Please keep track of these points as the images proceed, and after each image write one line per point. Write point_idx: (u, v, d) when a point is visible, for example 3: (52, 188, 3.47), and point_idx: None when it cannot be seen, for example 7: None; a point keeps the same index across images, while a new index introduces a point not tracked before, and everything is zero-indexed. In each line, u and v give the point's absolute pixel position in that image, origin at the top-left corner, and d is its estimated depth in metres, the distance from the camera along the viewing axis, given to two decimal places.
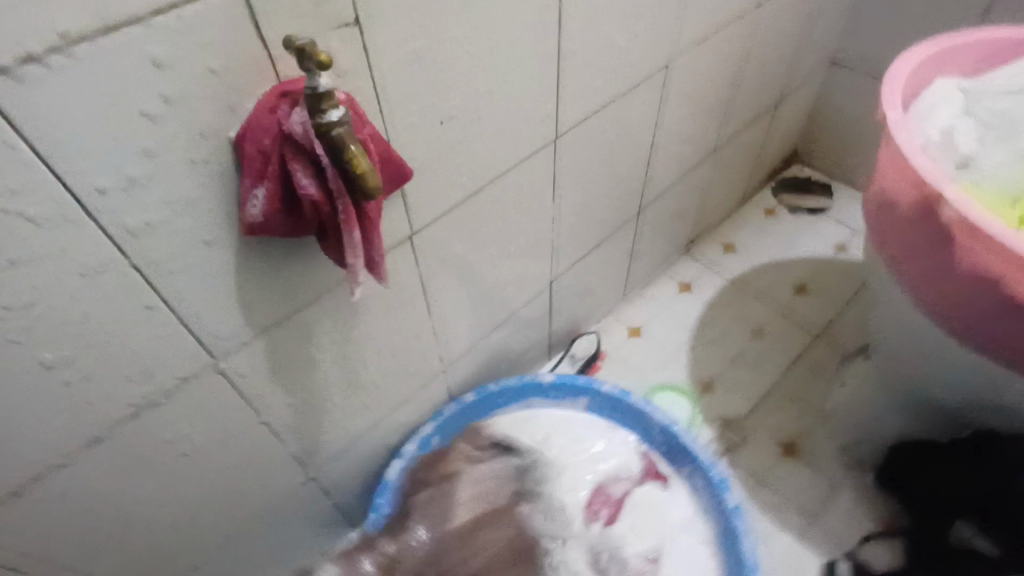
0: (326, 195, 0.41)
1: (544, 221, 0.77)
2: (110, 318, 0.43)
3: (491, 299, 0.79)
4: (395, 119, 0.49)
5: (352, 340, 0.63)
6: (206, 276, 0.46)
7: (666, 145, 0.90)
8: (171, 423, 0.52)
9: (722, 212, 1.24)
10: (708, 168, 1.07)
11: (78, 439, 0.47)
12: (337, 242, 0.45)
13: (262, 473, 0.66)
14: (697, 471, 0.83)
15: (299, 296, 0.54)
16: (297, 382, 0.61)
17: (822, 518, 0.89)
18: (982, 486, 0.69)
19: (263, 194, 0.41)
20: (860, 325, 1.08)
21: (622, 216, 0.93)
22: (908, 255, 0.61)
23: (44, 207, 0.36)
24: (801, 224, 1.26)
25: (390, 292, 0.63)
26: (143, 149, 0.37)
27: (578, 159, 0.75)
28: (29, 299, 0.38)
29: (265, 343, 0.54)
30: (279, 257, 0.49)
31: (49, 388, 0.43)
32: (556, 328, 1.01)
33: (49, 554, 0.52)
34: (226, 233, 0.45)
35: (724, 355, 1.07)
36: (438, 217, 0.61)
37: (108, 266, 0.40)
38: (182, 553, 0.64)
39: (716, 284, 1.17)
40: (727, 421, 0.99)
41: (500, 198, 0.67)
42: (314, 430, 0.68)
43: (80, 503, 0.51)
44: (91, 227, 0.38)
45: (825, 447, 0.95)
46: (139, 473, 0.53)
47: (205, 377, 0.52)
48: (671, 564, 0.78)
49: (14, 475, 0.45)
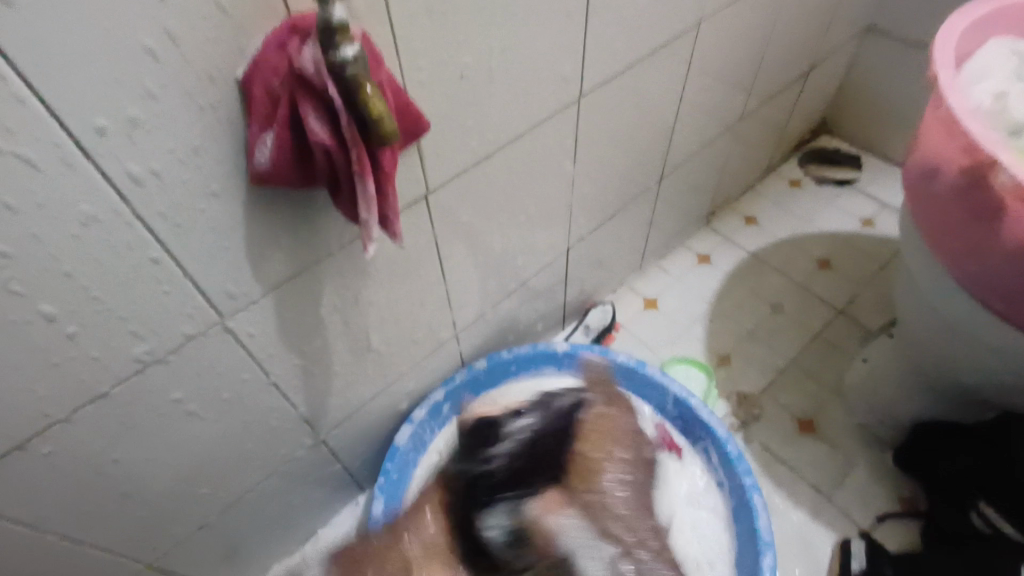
0: (339, 143, 0.38)
1: (563, 184, 0.74)
2: (114, 270, 0.41)
3: (506, 265, 0.77)
4: (412, 67, 0.46)
5: (363, 302, 0.61)
6: (212, 229, 0.43)
7: (691, 111, 0.86)
8: (176, 382, 0.51)
9: (745, 182, 1.20)
10: (733, 136, 1.03)
11: (82, 395, 0.46)
12: (349, 196, 0.42)
13: (271, 435, 0.65)
14: (711, 445, 0.81)
15: (309, 253, 0.51)
16: (306, 344, 0.59)
17: (837, 496, 0.87)
18: (1000, 466, 0.68)
19: (272, 141, 0.38)
20: (884, 302, 1.05)
21: (642, 183, 0.90)
22: (949, 229, 0.57)
23: (39, 149, 0.33)
24: (826, 197, 1.22)
25: (404, 253, 0.61)
26: (143, 88, 0.34)
27: (600, 122, 0.71)
28: (26, 249, 0.36)
29: (274, 303, 0.53)
30: (288, 210, 0.47)
31: (51, 342, 0.41)
32: (570, 298, 0.99)
33: (54, 511, 0.51)
34: (233, 185, 0.42)
35: (742, 330, 1.04)
36: (454, 175, 0.58)
37: (108, 216, 0.38)
38: (191, 512, 0.63)
39: (735, 256, 1.14)
40: (742, 396, 0.97)
41: (518, 159, 0.64)
42: (323, 393, 0.66)
43: (83, 461, 0.50)
44: (91, 173, 0.36)
45: (842, 425, 0.93)
46: (143, 432, 0.52)
47: (212, 336, 0.50)
48: (681, 536, 0.76)
49: (18, 430, 0.44)
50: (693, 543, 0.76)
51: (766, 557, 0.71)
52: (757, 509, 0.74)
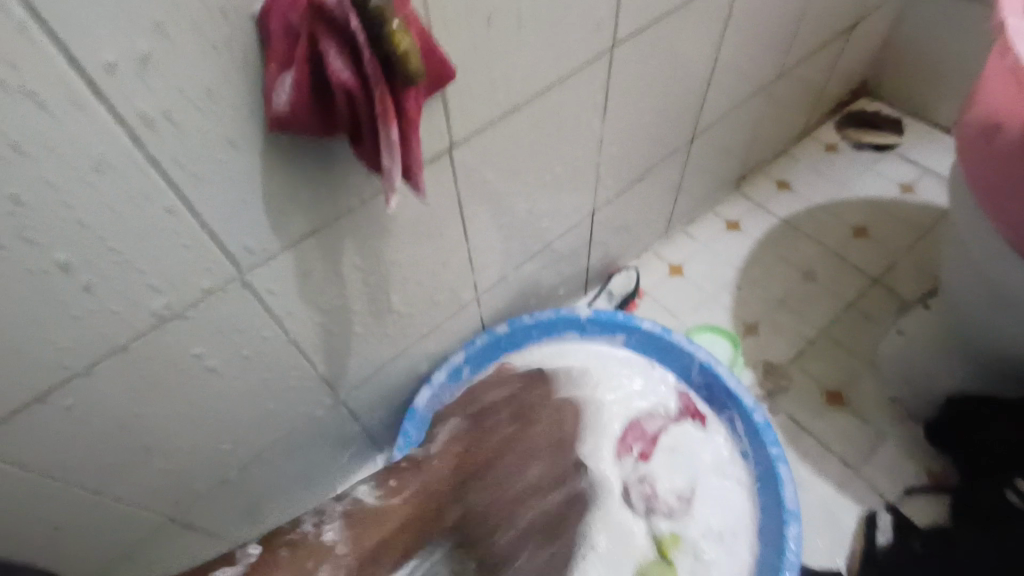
0: (361, 83, 0.36)
1: (592, 142, 0.71)
2: (130, 220, 0.39)
3: (530, 227, 0.75)
4: (440, 8, 0.43)
5: (383, 261, 0.59)
6: (230, 178, 0.42)
7: (728, 67, 0.82)
8: (195, 337, 0.50)
9: (779, 145, 1.15)
10: (768, 97, 0.98)
11: (101, 348, 0.45)
12: (371, 144, 0.40)
13: (291, 393, 0.64)
14: (737, 414, 0.79)
15: (330, 208, 0.50)
16: (326, 302, 0.58)
17: (864, 469, 0.85)
18: None
19: (290, 83, 0.36)
20: (921, 272, 1.01)
21: (674, 143, 0.86)
22: (1000, 189, 0.54)
23: (47, 85, 0.32)
24: (863, 162, 1.16)
25: (427, 210, 0.59)
26: (154, 20, 0.32)
27: (632, 76, 0.68)
28: (39, 193, 0.35)
29: (294, 258, 0.51)
30: (308, 162, 0.45)
31: (68, 293, 0.40)
32: (594, 263, 0.96)
33: (77, 464, 0.51)
34: (251, 131, 0.40)
35: (771, 299, 1.01)
36: (480, 129, 0.56)
37: (122, 161, 0.36)
38: (213, 468, 0.63)
39: (766, 223, 1.10)
40: (769, 365, 0.94)
41: (546, 114, 0.61)
42: (343, 353, 0.65)
43: (104, 414, 0.49)
44: (102, 113, 0.34)
45: (872, 397, 0.90)
46: (163, 387, 0.51)
47: (231, 291, 0.49)
48: (704, 503, 0.75)
49: (38, 382, 0.44)
50: (717, 510, 0.75)
51: (791, 528, 0.69)
52: (783, 479, 0.72)
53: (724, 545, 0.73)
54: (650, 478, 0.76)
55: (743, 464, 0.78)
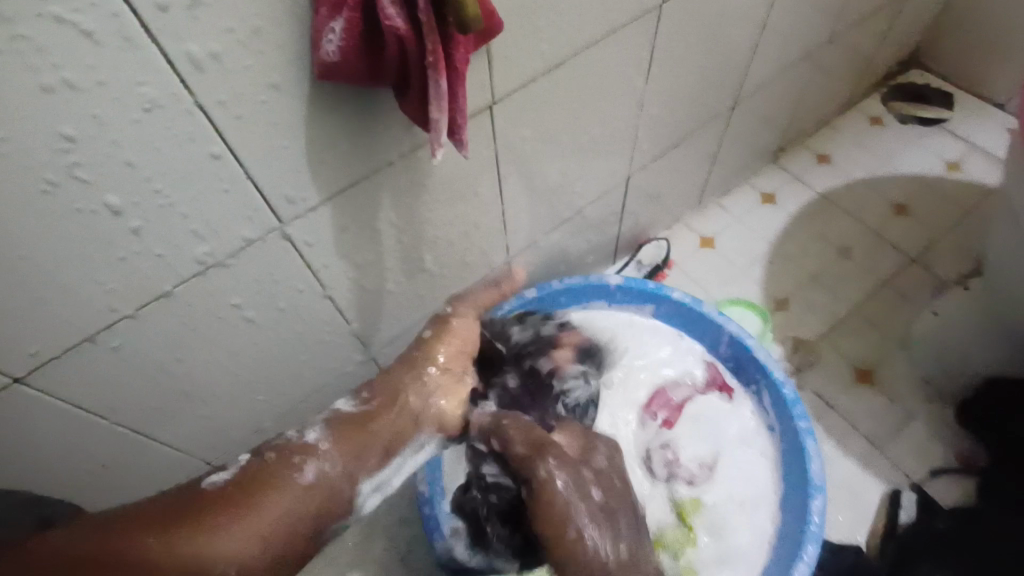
0: (413, 32, 0.35)
1: (632, 105, 0.69)
2: (176, 162, 0.40)
3: (562, 190, 0.74)
4: None
5: (419, 218, 0.59)
6: (273, 125, 0.42)
7: (775, 30, 0.79)
8: (235, 286, 0.51)
9: (821, 116, 1.11)
10: (814, 64, 0.94)
11: (146, 292, 0.46)
12: (419, 94, 0.39)
13: (323, 347, 0.65)
14: (765, 387, 0.78)
15: (370, 161, 0.49)
16: (361, 257, 0.58)
17: (890, 448, 0.84)
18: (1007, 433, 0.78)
19: (341, 29, 0.35)
20: (962, 252, 0.98)
21: (713, 110, 0.84)
22: None
23: (100, 20, 0.31)
24: (909, 136, 1.12)
25: (464, 168, 0.58)
26: None
27: (676, 37, 0.65)
28: (91, 132, 0.35)
29: (333, 211, 0.51)
30: (350, 113, 0.45)
31: (116, 234, 0.41)
32: (624, 231, 0.95)
33: (119, 404, 0.53)
34: (296, 76, 0.40)
35: (804, 275, 0.99)
36: (521, 85, 0.55)
37: (171, 101, 0.36)
38: (247, 415, 0.65)
39: (803, 197, 1.07)
40: (798, 341, 0.93)
41: (587, 71, 0.60)
42: (374, 309, 0.66)
43: (147, 357, 0.51)
44: (152, 51, 0.34)
45: (903, 376, 0.89)
46: (204, 333, 0.52)
47: (271, 241, 0.49)
48: (726, 473, 0.76)
49: (86, 323, 0.45)
50: (738, 480, 0.75)
51: (816, 501, 0.68)
52: (810, 454, 0.71)
53: (744, 514, 0.73)
54: (674, 446, 0.77)
55: (769, 437, 0.78)
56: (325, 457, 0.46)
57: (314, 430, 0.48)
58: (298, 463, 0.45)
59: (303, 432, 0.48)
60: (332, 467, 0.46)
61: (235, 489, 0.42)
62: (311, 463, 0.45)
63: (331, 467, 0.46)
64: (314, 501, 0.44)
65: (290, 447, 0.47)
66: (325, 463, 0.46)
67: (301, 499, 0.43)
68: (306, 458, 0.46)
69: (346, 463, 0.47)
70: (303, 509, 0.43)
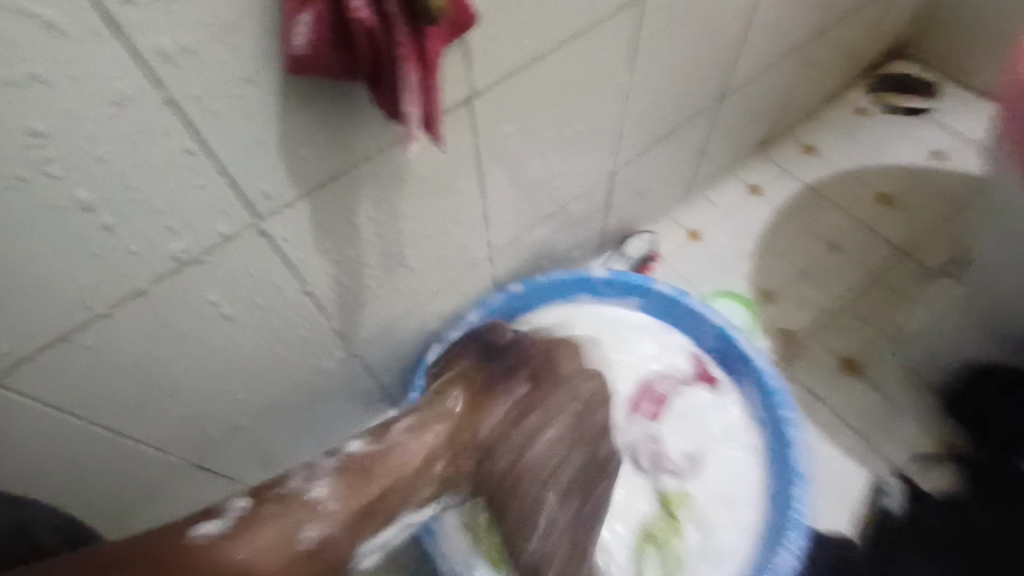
0: (382, 23, 0.35)
1: (615, 98, 0.69)
2: (147, 157, 0.39)
3: (546, 186, 0.74)
4: None
5: (400, 214, 0.59)
6: (247, 121, 0.41)
7: (761, 22, 0.78)
8: (213, 283, 0.50)
9: (807, 107, 1.11)
10: (800, 56, 0.94)
11: (122, 290, 0.45)
12: (391, 88, 0.39)
13: (306, 343, 0.65)
14: (750, 379, 0.79)
15: (347, 155, 0.49)
16: (342, 253, 0.58)
17: (875, 437, 0.85)
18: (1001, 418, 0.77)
19: (309, 21, 0.35)
20: (947, 243, 0.99)
21: (699, 103, 0.84)
22: None
23: (63, 15, 0.31)
24: (895, 127, 1.13)
25: (444, 163, 0.58)
26: None
27: (660, 30, 0.65)
28: (58, 129, 0.35)
29: (311, 207, 0.51)
30: (325, 107, 0.44)
31: (88, 232, 0.40)
32: (611, 225, 0.95)
33: (99, 403, 0.53)
34: (268, 72, 0.39)
35: (790, 267, 0.99)
36: (500, 80, 0.54)
37: (139, 96, 0.36)
38: (231, 413, 0.65)
39: (790, 189, 1.07)
40: (784, 332, 0.94)
41: (568, 65, 0.59)
42: (358, 305, 0.66)
43: (126, 355, 0.50)
44: (119, 47, 0.33)
45: (888, 366, 0.90)
46: (183, 331, 0.52)
47: (248, 238, 0.49)
48: (710, 464, 0.76)
49: (61, 321, 0.44)
50: (722, 472, 0.75)
51: (801, 491, 0.70)
52: (795, 444, 0.72)
53: (729, 504, 0.74)
54: (659, 437, 0.77)
55: (754, 428, 0.78)
56: (328, 516, 0.52)
57: (322, 484, 0.53)
58: (302, 524, 0.51)
59: (312, 481, 0.53)
60: (334, 530, 0.52)
61: (258, 521, 0.50)
62: (313, 524, 0.51)
63: (332, 530, 0.51)
64: (316, 559, 0.51)
65: (296, 496, 0.52)
66: (326, 526, 0.51)
67: (303, 560, 0.50)
68: (308, 514, 0.51)
69: (349, 524, 0.53)
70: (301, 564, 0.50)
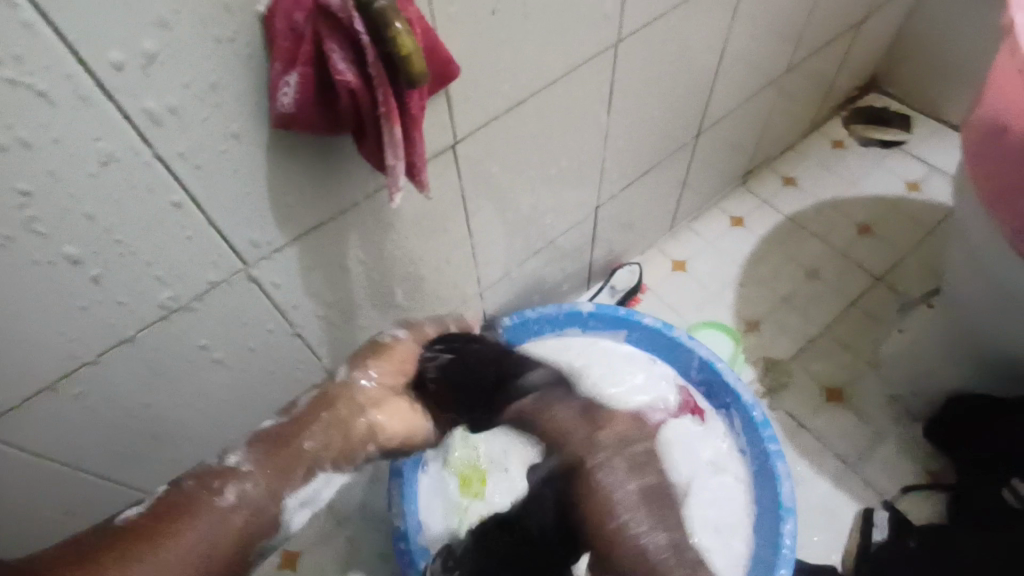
0: (365, 84, 0.36)
1: (596, 137, 0.71)
2: (135, 211, 0.40)
3: (532, 222, 0.75)
4: (442, 6, 0.43)
5: (387, 256, 0.60)
6: (234, 174, 0.42)
7: (735, 61, 0.81)
8: (201, 329, 0.51)
9: (786, 141, 1.14)
10: (775, 92, 0.97)
11: (110, 339, 0.46)
12: (375, 141, 0.40)
13: (294, 385, 0.65)
14: (735, 409, 0.79)
15: (335, 202, 0.50)
16: (330, 296, 0.58)
17: (863, 466, 0.85)
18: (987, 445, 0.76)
19: (294, 81, 0.36)
20: (926, 272, 1.01)
21: (679, 139, 0.86)
22: (1013, 196, 0.52)
23: (54, 81, 0.32)
24: (871, 158, 1.16)
25: (430, 206, 0.59)
26: (159, 18, 0.33)
27: (636, 72, 0.67)
28: (47, 188, 0.36)
29: (299, 253, 0.52)
30: (312, 158, 0.45)
31: (76, 285, 0.41)
32: (597, 258, 0.96)
33: (84, 451, 0.52)
34: (254, 127, 0.41)
35: (774, 296, 1.01)
36: (482, 125, 0.56)
37: (129, 154, 0.37)
38: None
39: (771, 220, 1.09)
40: (771, 362, 0.95)
41: (549, 109, 0.61)
42: (345, 346, 0.66)
43: (113, 402, 0.51)
44: (107, 108, 0.35)
45: (873, 395, 0.91)
46: (171, 376, 0.52)
47: (236, 284, 0.50)
48: (699, 497, 0.76)
49: (48, 372, 0.45)
50: (711, 505, 0.76)
51: (788, 523, 0.69)
52: (780, 475, 0.72)
53: (721, 537, 0.74)
54: None
55: (741, 460, 0.78)
56: (246, 482, 0.42)
57: (239, 452, 0.44)
58: (218, 491, 0.41)
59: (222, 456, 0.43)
60: (251, 491, 0.42)
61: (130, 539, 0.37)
62: (232, 487, 0.41)
63: (253, 489, 0.42)
64: (237, 529, 0.40)
65: (208, 472, 0.42)
66: (246, 484, 0.42)
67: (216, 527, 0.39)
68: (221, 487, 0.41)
69: (271, 487, 0.43)
70: (220, 539, 0.39)
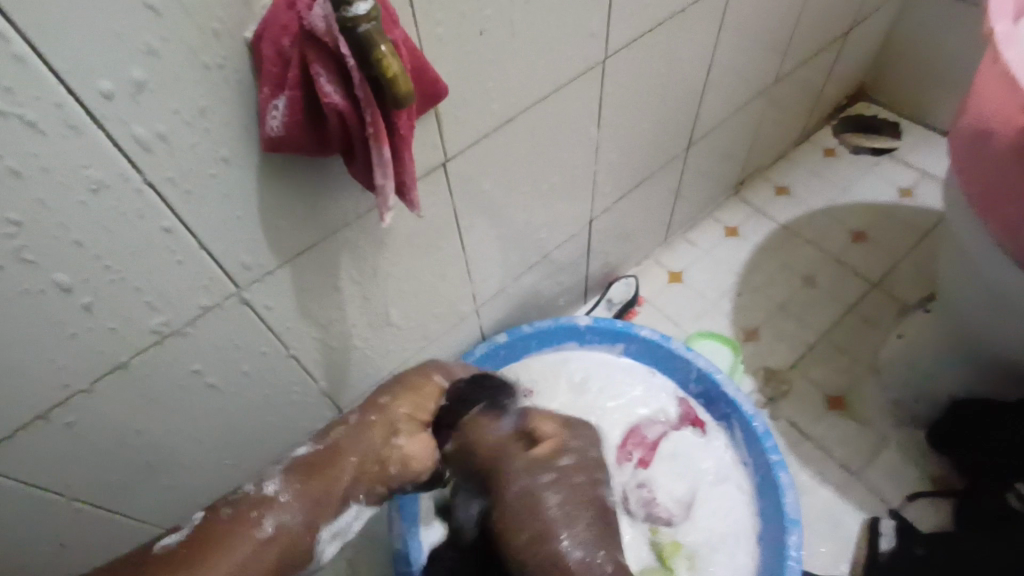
0: (353, 105, 0.37)
1: (587, 151, 0.71)
2: (125, 238, 0.40)
3: (526, 238, 0.75)
4: (428, 26, 0.43)
5: (381, 275, 0.60)
6: (226, 198, 0.42)
7: (724, 73, 0.82)
8: (195, 354, 0.51)
9: (777, 151, 1.15)
10: (765, 103, 0.98)
11: (102, 365, 0.46)
12: (364, 161, 0.40)
13: (291, 408, 0.65)
14: (736, 420, 0.79)
15: (327, 223, 0.50)
16: (324, 317, 0.58)
17: (866, 473, 0.85)
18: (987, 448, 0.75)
19: (286, 107, 0.37)
20: (921, 277, 1.01)
21: (671, 151, 0.87)
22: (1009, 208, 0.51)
23: (43, 111, 0.32)
24: (863, 165, 1.17)
25: (422, 224, 0.59)
26: (146, 46, 0.33)
27: (625, 87, 0.68)
28: (35, 217, 0.36)
29: (291, 274, 0.52)
30: (304, 178, 0.45)
31: (66, 312, 0.41)
32: (593, 270, 0.96)
33: (77, 481, 0.52)
34: (243, 151, 0.41)
35: (772, 304, 1.01)
36: (473, 143, 0.56)
37: (118, 181, 0.37)
38: (215, 481, 0.64)
39: (766, 229, 1.10)
40: (770, 371, 0.94)
41: (539, 125, 0.62)
42: (342, 366, 0.66)
43: (105, 430, 0.50)
44: (96, 136, 0.35)
45: (875, 401, 0.90)
46: (164, 402, 0.52)
47: (230, 308, 0.50)
48: (703, 510, 0.76)
49: (38, 401, 0.44)
50: (716, 519, 0.75)
51: (792, 536, 0.69)
52: (784, 486, 0.71)
53: (725, 549, 0.73)
54: (650, 483, 0.77)
55: (744, 471, 0.78)
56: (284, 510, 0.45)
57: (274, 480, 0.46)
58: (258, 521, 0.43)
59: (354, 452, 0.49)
60: (293, 519, 0.45)
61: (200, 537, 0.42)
62: (270, 516, 0.44)
63: (289, 520, 0.44)
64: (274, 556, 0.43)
65: (250, 500, 0.45)
66: (283, 514, 0.45)
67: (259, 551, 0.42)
68: (266, 510, 0.44)
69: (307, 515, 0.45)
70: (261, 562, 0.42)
